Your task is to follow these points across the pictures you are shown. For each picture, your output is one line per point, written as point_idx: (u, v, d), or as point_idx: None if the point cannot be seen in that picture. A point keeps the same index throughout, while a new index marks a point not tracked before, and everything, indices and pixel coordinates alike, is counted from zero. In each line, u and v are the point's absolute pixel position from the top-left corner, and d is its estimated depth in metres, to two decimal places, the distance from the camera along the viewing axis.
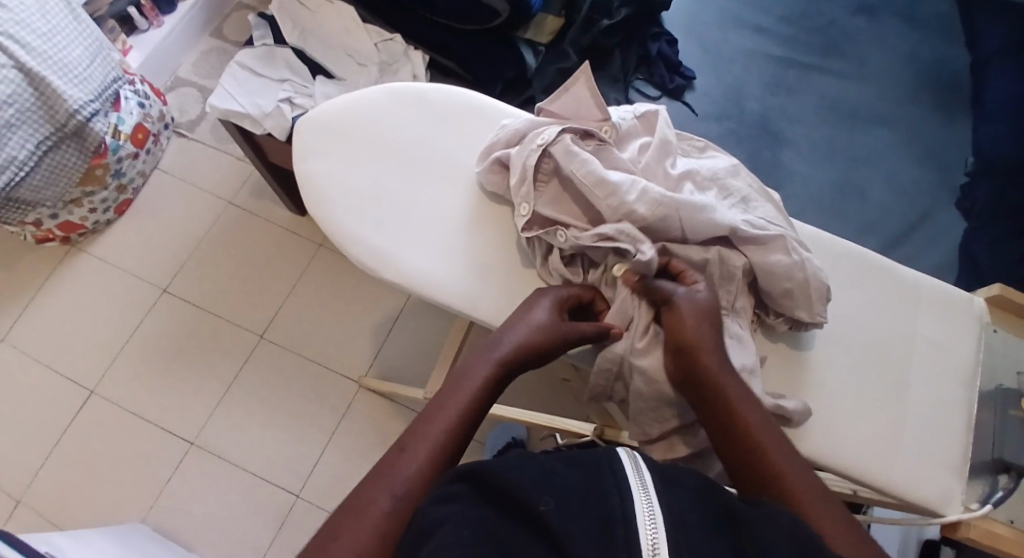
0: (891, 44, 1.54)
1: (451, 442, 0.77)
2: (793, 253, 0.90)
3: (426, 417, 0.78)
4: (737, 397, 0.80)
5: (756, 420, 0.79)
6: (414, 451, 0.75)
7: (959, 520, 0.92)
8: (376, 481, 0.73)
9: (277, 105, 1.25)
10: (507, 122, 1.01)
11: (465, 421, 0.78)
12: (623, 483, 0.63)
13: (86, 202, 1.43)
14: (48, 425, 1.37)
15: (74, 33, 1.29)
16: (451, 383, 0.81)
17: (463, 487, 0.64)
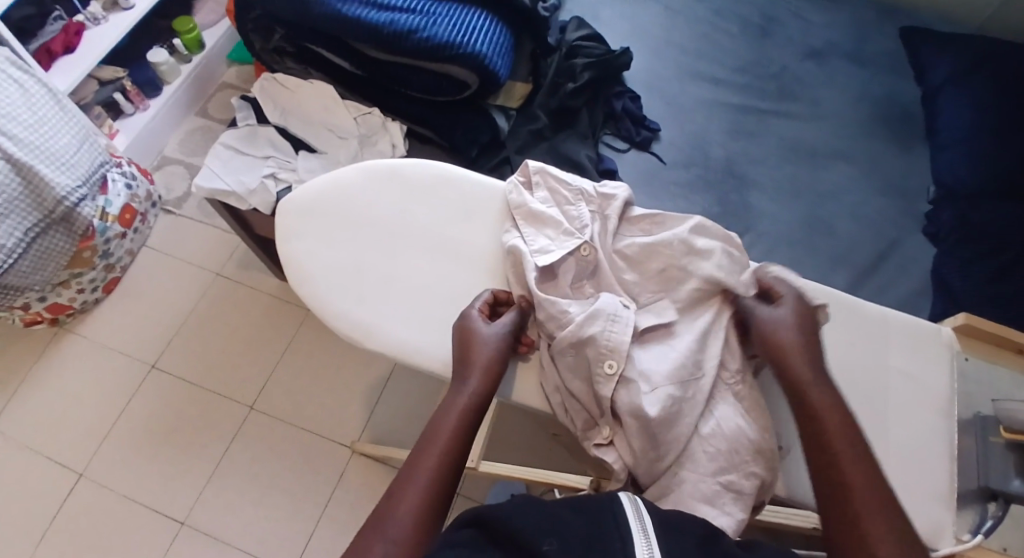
0: (845, 85, 1.61)
1: (442, 476, 0.83)
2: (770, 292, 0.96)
3: (417, 456, 0.84)
4: (821, 402, 0.87)
5: (834, 419, 0.86)
6: (410, 488, 0.81)
7: (952, 552, 0.94)
8: (380, 518, 0.79)
9: (261, 181, 1.29)
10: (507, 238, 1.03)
11: (451, 456, 0.84)
12: (625, 526, 0.67)
13: (73, 283, 1.45)
14: (37, 513, 1.36)
15: (61, 122, 1.33)
16: (433, 424, 0.87)
17: (474, 532, 0.68)
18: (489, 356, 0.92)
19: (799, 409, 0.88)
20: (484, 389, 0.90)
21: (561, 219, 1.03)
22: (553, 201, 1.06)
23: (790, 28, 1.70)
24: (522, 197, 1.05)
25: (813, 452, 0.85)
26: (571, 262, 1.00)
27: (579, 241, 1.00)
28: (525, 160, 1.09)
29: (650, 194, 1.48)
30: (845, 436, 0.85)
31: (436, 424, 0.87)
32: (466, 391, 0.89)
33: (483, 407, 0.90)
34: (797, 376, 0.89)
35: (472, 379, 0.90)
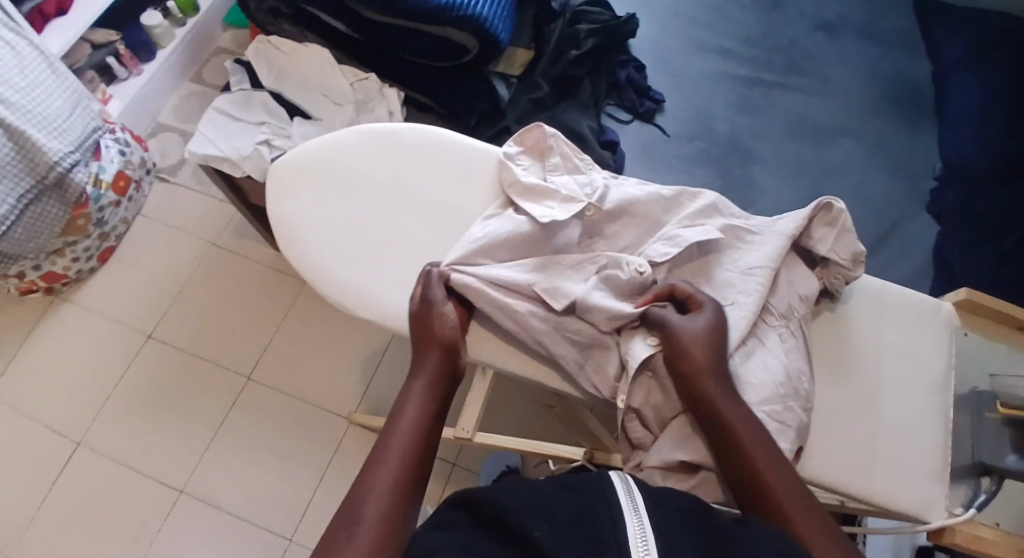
0: (853, 58, 1.58)
1: (415, 453, 0.83)
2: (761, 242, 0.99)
3: (386, 437, 0.84)
4: (733, 415, 0.85)
5: (750, 432, 0.84)
6: (384, 467, 0.81)
7: (943, 525, 0.94)
8: (356, 499, 0.79)
9: (255, 148, 1.27)
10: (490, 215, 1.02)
11: (419, 435, 0.85)
12: (616, 507, 0.67)
13: (69, 251, 1.44)
14: (36, 478, 1.37)
15: (52, 85, 1.31)
16: (397, 407, 0.87)
17: (462, 515, 0.68)
18: (445, 331, 0.93)
19: (694, 396, 0.87)
20: (444, 365, 0.91)
21: (572, 187, 1.03)
22: (564, 167, 1.07)
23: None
24: (513, 173, 1.04)
25: (714, 432, 0.85)
26: (576, 223, 1.01)
27: (583, 203, 1.01)
28: (535, 123, 1.08)
29: (650, 164, 1.47)
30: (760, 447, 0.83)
31: (403, 396, 0.89)
32: (428, 370, 0.90)
33: (445, 384, 0.91)
34: (700, 390, 0.87)
35: (430, 359, 0.91)
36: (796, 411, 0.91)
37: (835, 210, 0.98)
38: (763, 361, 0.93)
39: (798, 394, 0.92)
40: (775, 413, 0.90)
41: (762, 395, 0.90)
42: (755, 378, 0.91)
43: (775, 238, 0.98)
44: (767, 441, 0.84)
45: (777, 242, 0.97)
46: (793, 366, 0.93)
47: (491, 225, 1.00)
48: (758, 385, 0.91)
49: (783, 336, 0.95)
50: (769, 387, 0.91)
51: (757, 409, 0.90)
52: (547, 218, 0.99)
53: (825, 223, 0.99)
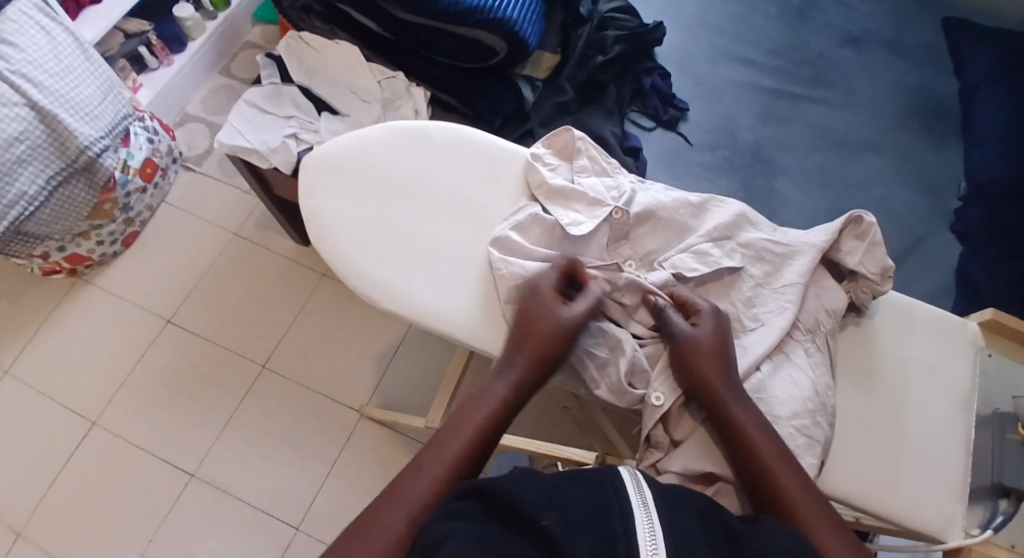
0: (880, 73, 1.57)
1: (468, 458, 0.81)
2: (790, 257, 0.98)
3: (440, 439, 0.82)
4: (750, 425, 0.84)
5: (762, 436, 0.83)
6: (427, 470, 0.79)
7: (960, 545, 0.93)
8: (390, 498, 0.77)
9: (283, 141, 1.29)
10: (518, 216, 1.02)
11: (473, 449, 0.82)
12: (625, 499, 0.67)
13: (94, 235, 1.46)
14: (49, 457, 1.38)
15: (85, 71, 1.33)
16: (472, 399, 0.86)
17: (471, 504, 0.67)
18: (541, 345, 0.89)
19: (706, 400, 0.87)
20: (522, 382, 0.87)
21: (599, 188, 1.04)
22: (592, 169, 1.08)
23: (828, 12, 1.66)
24: (542, 175, 1.04)
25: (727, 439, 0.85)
26: (605, 227, 1.01)
27: (611, 207, 1.01)
28: (564, 126, 1.09)
29: (673, 171, 1.47)
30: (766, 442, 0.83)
31: (483, 388, 0.87)
32: (505, 383, 0.87)
33: (518, 400, 0.87)
34: (719, 397, 0.86)
35: (511, 371, 0.88)
36: (824, 427, 0.91)
37: (865, 223, 0.98)
38: (791, 374, 0.93)
39: (825, 409, 0.92)
40: (803, 428, 0.90)
41: (790, 411, 0.90)
42: (784, 393, 0.91)
43: (805, 252, 0.98)
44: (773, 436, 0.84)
45: (807, 257, 0.97)
46: (820, 382, 0.93)
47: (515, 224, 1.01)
48: (787, 399, 0.91)
49: (809, 350, 0.95)
50: (798, 402, 0.91)
51: (786, 424, 0.90)
52: (579, 231, 0.99)
53: (854, 235, 0.98)
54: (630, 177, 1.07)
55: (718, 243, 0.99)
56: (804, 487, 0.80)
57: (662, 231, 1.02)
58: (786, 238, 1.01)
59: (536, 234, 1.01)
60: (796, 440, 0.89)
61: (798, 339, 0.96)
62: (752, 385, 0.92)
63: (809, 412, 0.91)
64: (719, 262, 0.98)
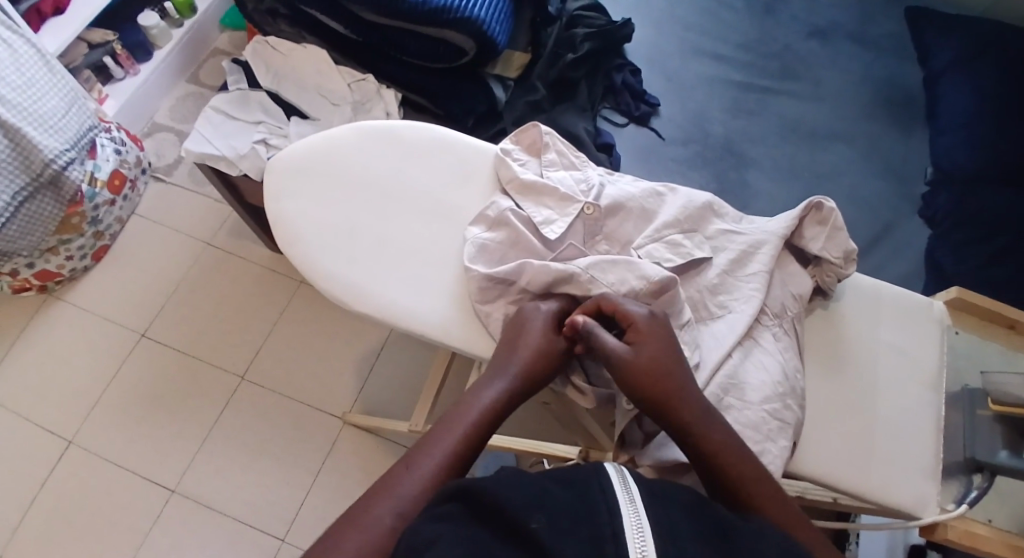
0: (845, 64, 1.60)
1: (450, 468, 0.79)
2: (755, 244, 1.00)
3: (425, 446, 0.80)
4: (699, 423, 0.83)
5: (713, 432, 0.82)
6: (409, 479, 0.77)
7: (935, 521, 0.95)
8: (371, 510, 0.75)
9: (251, 147, 1.28)
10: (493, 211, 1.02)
11: (460, 456, 0.80)
12: (613, 498, 0.66)
13: (62, 249, 1.44)
14: (26, 476, 1.36)
15: (49, 85, 1.32)
16: (457, 407, 0.84)
17: (456, 507, 0.67)
18: (539, 348, 0.89)
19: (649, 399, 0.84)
20: (518, 385, 0.87)
21: (568, 183, 1.05)
22: (560, 163, 1.08)
23: (793, 5, 1.68)
24: (513, 170, 1.05)
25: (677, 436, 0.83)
26: (577, 225, 1.01)
27: (582, 204, 1.01)
28: (530, 122, 1.10)
29: (645, 165, 1.48)
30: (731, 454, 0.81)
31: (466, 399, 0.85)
32: (495, 389, 0.86)
33: (510, 403, 0.86)
34: (665, 394, 0.84)
35: (507, 372, 0.87)
36: (794, 409, 0.93)
37: (826, 209, 0.99)
38: (759, 358, 0.95)
39: (796, 392, 0.94)
40: (775, 411, 0.91)
41: (762, 395, 0.92)
42: (754, 379, 0.93)
43: (768, 241, 1.00)
44: (737, 443, 0.82)
45: (770, 246, 0.99)
46: (790, 365, 0.95)
47: (485, 240, 1.01)
48: (758, 385, 0.92)
49: (777, 335, 0.97)
50: (769, 386, 0.92)
51: (758, 409, 0.91)
52: (554, 232, 1.00)
53: (816, 221, 1.00)
54: (596, 171, 1.08)
55: (687, 235, 1.01)
56: (758, 476, 0.80)
57: (638, 227, 1.02)
58: (750, 227, 1.02)
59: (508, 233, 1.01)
60: (769, 424, 0.91)
61: (767, 324, 0.97)
62: (724, 373, 0.93)
63: (781, 396, 0.92)
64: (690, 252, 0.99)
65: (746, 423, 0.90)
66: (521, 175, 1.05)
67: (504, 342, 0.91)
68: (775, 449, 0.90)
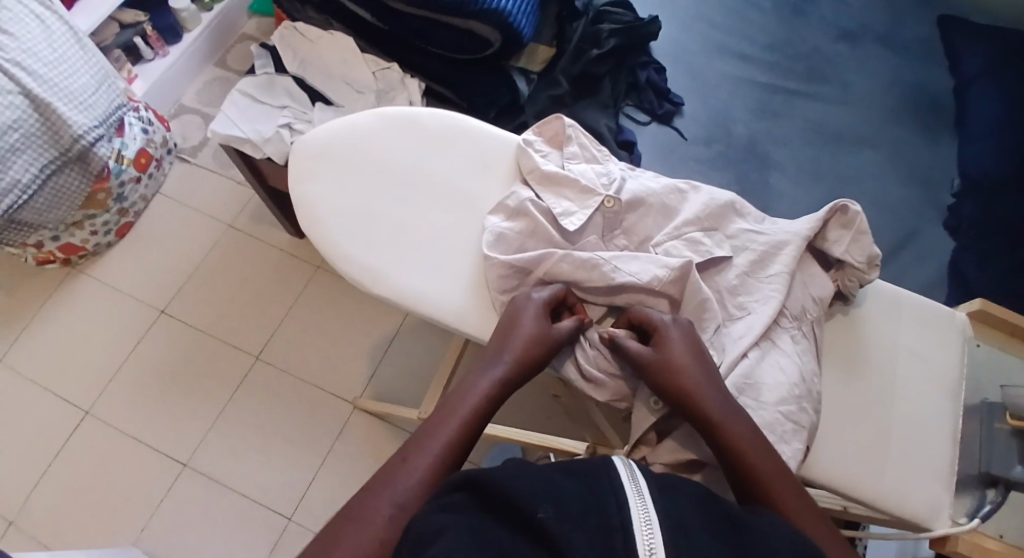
0: (875, 69, 1.58)
1: (447, 459, 0.80)
2: (777, 244, 0.99)
3: (421, 440, 0.80)
4: (725, 417, 0.82)
5: (739, 427, 0.82)
6: (407, 473, 0.77)
7: (947, 533, 0.94)
8: (370, 504, 0.75)
9: (276, 131, 1.29)
10: (514, 201, 1.02)
11: (456, 446, 0.81)
12: (620, 491, 0.66)
13: (87, 225, 1.46)
14: (42, 445, 1.38)
15: (80, 61, 1.33)
16: (451, 399, 0.85)
17: (466, 495, 0.67)
18: (530, 339, 0.90)
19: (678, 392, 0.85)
20: (512, 375, 0.88)
21: (590, 176, 1.04)
22: (582, 156, 1.09)
23: (824, 9, 1.66)
24: (534, 160, 1.05)
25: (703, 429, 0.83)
26: (597, 217, 1.01)
27: (601, 197, 1.01)
28: (554, 114, 1.10)
29: (669, 166, 1.48)
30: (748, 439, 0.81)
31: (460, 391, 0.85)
32: (488, 381, 0.87)
33: (504, 392, 0.87)
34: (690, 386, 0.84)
35: (502, 363, 0.88)
36: (810, 412, 0.91)
37: (851, 212, 0.98)
38: (777, 359, 0.94)
39: (811, 395, 0.93)
40: (791, 413, 0.90)
41: (777, 396, 0.91)
42: (771, 379, 0.92)
43: (791, 241, 0.99)
44: (755, 430, 0.82)
45: (793, 246, 0.98)
46: (806, 368, 0.94)
47: (504, 229, 1.00)
48: (774, 385, 0.91)
49: (795, 337, 0.96)
50: (785, 388, 0.91)
51: (773, 409, 0.90)
52: (573, 224, 1.00)
53: (840, 224, 0.99)
54: (617, 166, 1.07)
55: (709, 234, 1.00)
56: (784, 474, 0.80)
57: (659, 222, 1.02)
58: (773, 228, 1.02)
59: (525, 223, 1.00)
60: (784, 425, 0.89)
61: (785, 327, 0.97)
62: (739, 374, 0.92)
63: (797, 398, 0.91)
64: (712, 250, 0.99)
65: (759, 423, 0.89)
66: (544, 163, 1.05)
67: (494, 335, 0.92)
68: (789, 450, 0.89)
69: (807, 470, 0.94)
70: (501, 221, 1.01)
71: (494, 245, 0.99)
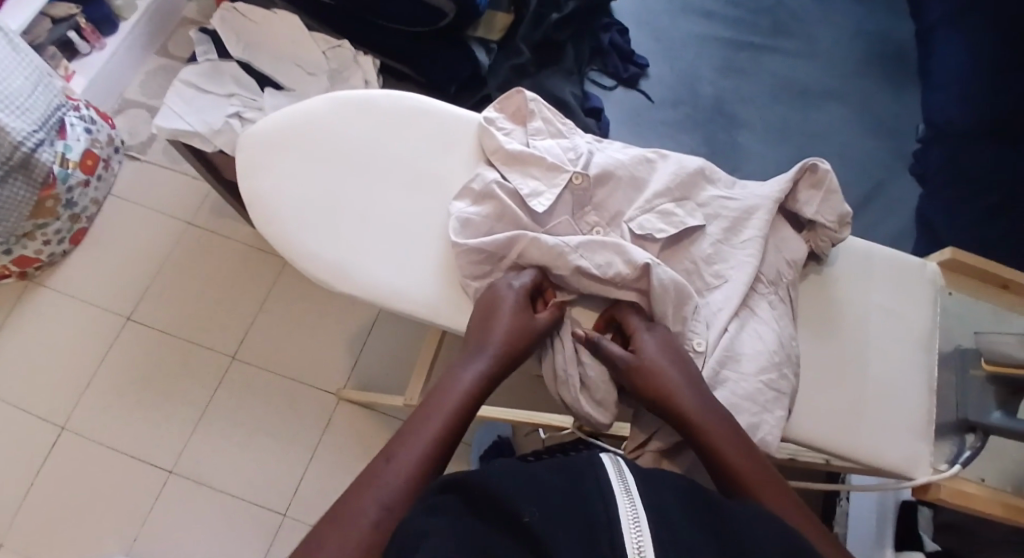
0: (839, 19, 1.57)
1: (434, 456, 0.78)
2: (748, 211, 0.98)
3: (403, 441, 0.79)
4: (694, 403, 0.83)
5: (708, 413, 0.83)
6: (391, 477, 0.76)
7: (929, 481, 0.95)
8: (355, 511, 0.73)
9: (226, 121, 1.24)
10: (479, 183, 0.99)
11: (440, 446, 0.79)
12: (607, 486, 0.65)
13: (40, 235, 1.41)
14: (20, 464, 1.35)
15: (13, 63, 1.27)
16: (434, 393, 0.83)
17: (453, 497, 0.66)
18: (509, 331, 0.88)
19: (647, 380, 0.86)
20: (492, 369, 0.87)
21: (556, 152, 1.02)
22: (547, 131, 1.06)
23: None
24: (497, 140, 1.02)
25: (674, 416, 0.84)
26: (566, 195, 0.99)
27: (570, 173, 0.99)
28: (515, 88, 1.07)
29: (638, 132, 1.45)
30: (727, 434, 0.81)
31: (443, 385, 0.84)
32: (471, 373, 0.86)
33: (484, 387, 0.86)
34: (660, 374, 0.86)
35: (481, 356, 0.87)
36: (789, 378, 0.92)
37: (820, 171, 0.97)
38: (754, 327, 0.94)
39: (791, 360, 0.93)
40: (771, 381, 0.90)
41: (758, 366, 0.91)
42: (750, 348, 0.92)
43: (761, 205, 0.98)
44: (733, 423, 0.83)
45: (765, 210, 0.98)
46: (784, 333, 0.94)
47: (471, 215, 0.98)
48: (753, 353, 0.92)
49: (773, 303, 0.96)
50: (765, 355, 0.91)
51: (755, 380, 0.90)
52: (542, 205, 0.97)
53: (811, 184, 0.98)
54: (583, 140, 1.05)
55: (680, 204, 0.99)
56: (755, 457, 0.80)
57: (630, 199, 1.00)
58: (743, 192, 1.00)
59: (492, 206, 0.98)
60: (766, 394, 0.90)
61: (762, 292, 0.96)
62: (721, 347, 0.92)
63: (776, 364, 0.91)
64: (685, 220, 0.97)
65: (742, 394, 0.90)
66: (506, 143, 1.02)
67: (474, 323, 0.91)
68: (772, 419, 0.89)
69: (794, 432, 0.95)
70: (467, 208, 0.99)
71: (461, 233, 0.97)
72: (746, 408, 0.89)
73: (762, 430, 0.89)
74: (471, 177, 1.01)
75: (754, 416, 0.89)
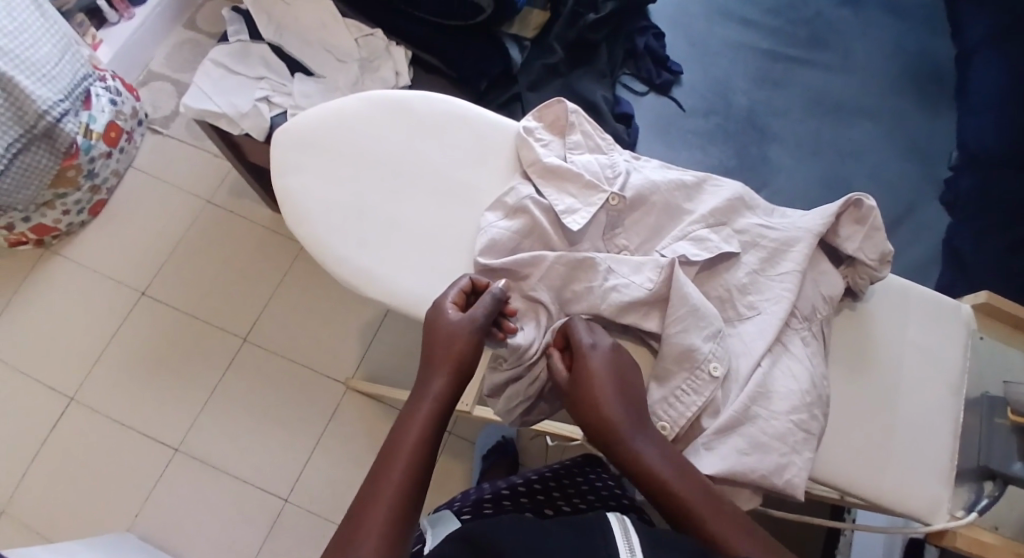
0: (877, 36, 1.52)
1: (409, 496, 0.76)
2: (787, 242, 0.95)
3: (374, 487, 0.76)
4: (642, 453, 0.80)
5: (660, 462, 0.80)
6: (364, 539, 0.72)
7: (945, 528, 0.93)
8: None
9: (253, 105, 1.22)
10: (516, 194, 0.98)
11: (407, 490, 0.76)
12: (613, 547, 0.62)
13: (58, 204, 1.39)
14: (29, 432, 1.35)
15: (41, 30, 1.24)
16: (398, 428, 0.80)
17: (461, 546, 0.66)
18: (456, 353, 0.84)
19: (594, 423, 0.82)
20: (445, 395, 0.82)
21: (594, 168, 1.00)
22: (586, 145, 1.03)
23: None
24: (535, 152, 1.00)
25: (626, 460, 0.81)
26: (601, 216, 0.98)
27: (607, 194, 0.97)
28: (557, 97, 1.05)
29: (666, 140, 1.43)
30: (678, 481, 0.79)
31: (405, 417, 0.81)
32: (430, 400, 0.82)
33: (442, 413, 0.82)
34: (610, 417, 0.82)
35: (432, 385, 0.83)
36: (821, 419, 0.90)
37: (865, 208, 0.95)
38: (786, 363, 0.92)
39: (822, 400, 0.91)
40: (802, 422, 0.89)
41: (789, 405, 0.89)
42: (783, 386, 0.90)
43: (801, 238, 0.95)
44: (694, 476, 0.79)
45: (805, 244, 0.95)
46: (816, 372, 0.92)
47: (501, 229, 0.96)
48: (784, 391, 0.90)
49: (805, 339, 0.94)
50: (797, 395, 0.89)
51: (785, 419, 0.88)
52: (577, 224, 0.96)
53: (853, 220, 0.96)
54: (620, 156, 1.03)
55: (716, 230, 0.96)
56: (706, 496, 0.78)
57: (667, 220, 0.98)
58: (783, 222, 0.98)
59: (524, 222, 0.96)
60: (795, 435, 0.88)
61: (796, 328, 0.94)
62: (752, 383, 0.90)
63: (807, 406, 0.89)
64: (721, 245, 0.95)
65: (772, 433, 0.87)
66: (546, 153, 1.00)
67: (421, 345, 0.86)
68: (800, 460, 0.87)
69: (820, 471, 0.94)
70: (502, 219, 0.97)
71: (489, 250, 0.95)
72: (772, 448, 0.87)
73: (790, 471, 0.87)
74: (505, 190, 0.99)
75: (783, 457, 0.87)
